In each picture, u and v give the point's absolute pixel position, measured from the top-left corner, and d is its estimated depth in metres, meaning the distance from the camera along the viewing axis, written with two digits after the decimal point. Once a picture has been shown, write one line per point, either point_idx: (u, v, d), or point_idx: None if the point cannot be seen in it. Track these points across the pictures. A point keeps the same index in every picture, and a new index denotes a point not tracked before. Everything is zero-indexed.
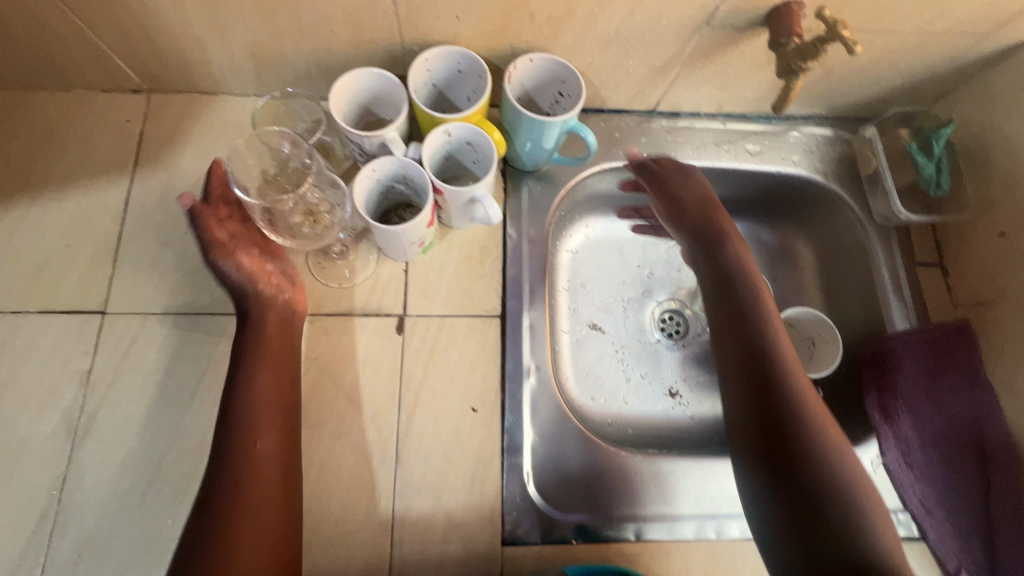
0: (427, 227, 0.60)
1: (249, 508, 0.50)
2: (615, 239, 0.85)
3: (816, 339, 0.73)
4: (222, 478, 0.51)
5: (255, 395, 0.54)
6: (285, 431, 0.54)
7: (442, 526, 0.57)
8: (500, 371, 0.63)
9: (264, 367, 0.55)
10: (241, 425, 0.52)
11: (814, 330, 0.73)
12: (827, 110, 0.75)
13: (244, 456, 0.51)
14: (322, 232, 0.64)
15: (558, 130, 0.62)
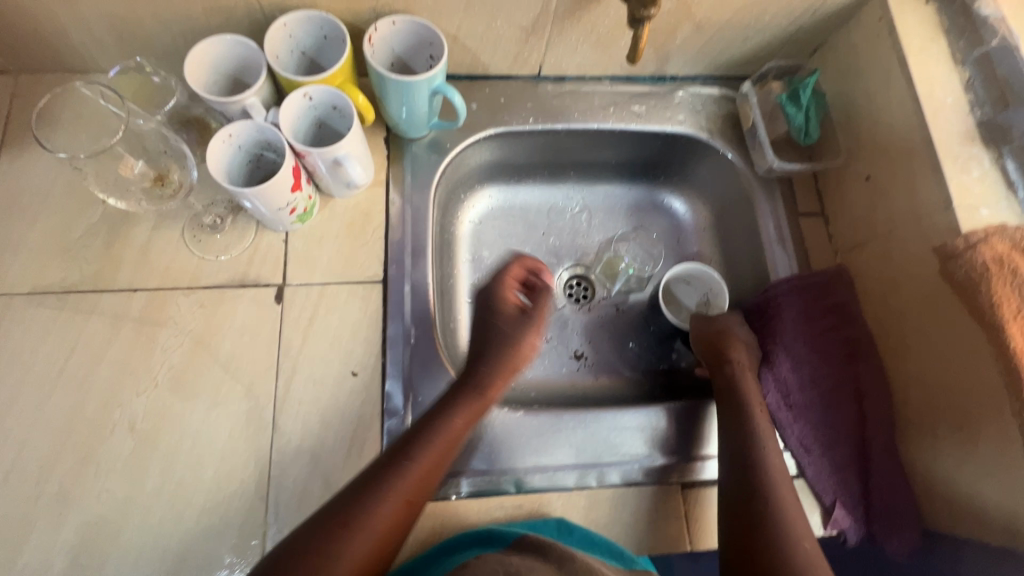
0: (294, 192, 0.59)
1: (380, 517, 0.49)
2: (518, 207, 0.84)
3: (708, 296, 0.78)
4: (386, 477, 0.51)
5: (434, 452, 0.54)
6: (429, 465, 0.54)
7: (320, 490, 0.57)
8: (381, 335, 0.63)
9: (465, 412, 0.58)
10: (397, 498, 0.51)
11: (709, 288, 0.78)
12: (710, 70, 0.77)
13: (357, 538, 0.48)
14: (167, 194, 0.65)
15: (424, 92, 0.62)
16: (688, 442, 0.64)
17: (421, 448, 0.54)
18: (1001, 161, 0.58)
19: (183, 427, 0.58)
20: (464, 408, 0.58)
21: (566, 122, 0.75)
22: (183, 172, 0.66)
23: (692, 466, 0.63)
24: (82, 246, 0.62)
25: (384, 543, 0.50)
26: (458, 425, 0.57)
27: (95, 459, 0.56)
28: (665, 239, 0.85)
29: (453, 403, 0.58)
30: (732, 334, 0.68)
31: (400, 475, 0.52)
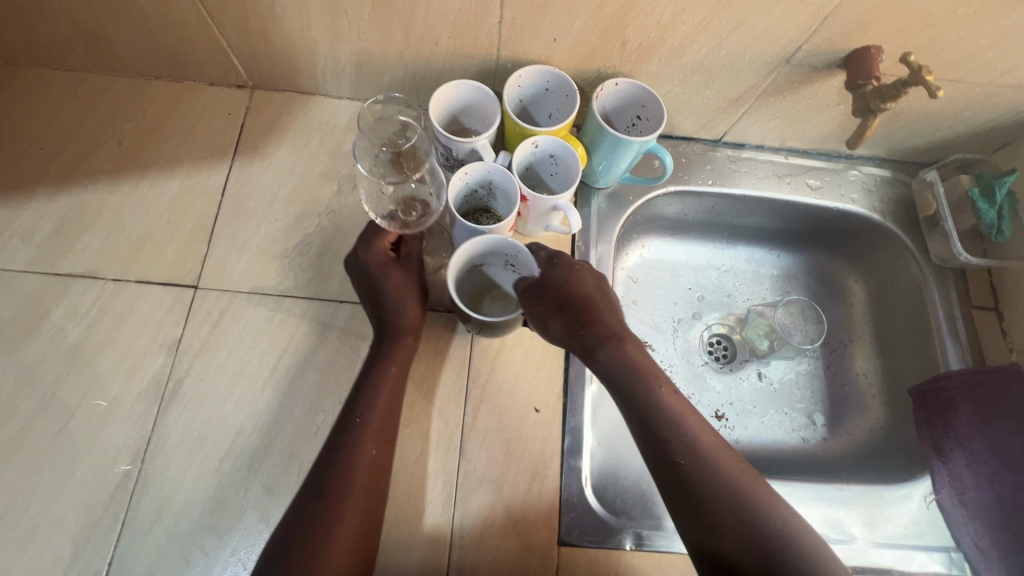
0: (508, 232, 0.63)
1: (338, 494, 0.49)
2: (670, 260, 0.86)
3: (490, 262, 0.61)
4: (342, 452, 0.51)
5: (380, 407, 0.55)
6: (382, 440, 0.53)
7: (501, 521, 0.58)
8: (563, 375, 0.65)
9: (389, 375, 0.57)
10: (369, 447, 0.52)
11: (501, 249, 0.58)
12: (887, 153, 0.79)
13: (352, 480, 0.50)
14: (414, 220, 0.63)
15: (637, 150, 0.65)
16: (854, 521, 0.63)
17: (365, 405, 0.54)
18: None
19: None
20: (393, 359, 0.58)
21: (742, 188, 0.78)
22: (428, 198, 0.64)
23: (861, 550, 0.62)
24: (298, 253, 0.67)
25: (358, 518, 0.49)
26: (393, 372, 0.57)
27: (299, 459, 0.59)
28: (815, 309, 0.84)
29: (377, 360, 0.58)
30: (578, 286, 0.60)
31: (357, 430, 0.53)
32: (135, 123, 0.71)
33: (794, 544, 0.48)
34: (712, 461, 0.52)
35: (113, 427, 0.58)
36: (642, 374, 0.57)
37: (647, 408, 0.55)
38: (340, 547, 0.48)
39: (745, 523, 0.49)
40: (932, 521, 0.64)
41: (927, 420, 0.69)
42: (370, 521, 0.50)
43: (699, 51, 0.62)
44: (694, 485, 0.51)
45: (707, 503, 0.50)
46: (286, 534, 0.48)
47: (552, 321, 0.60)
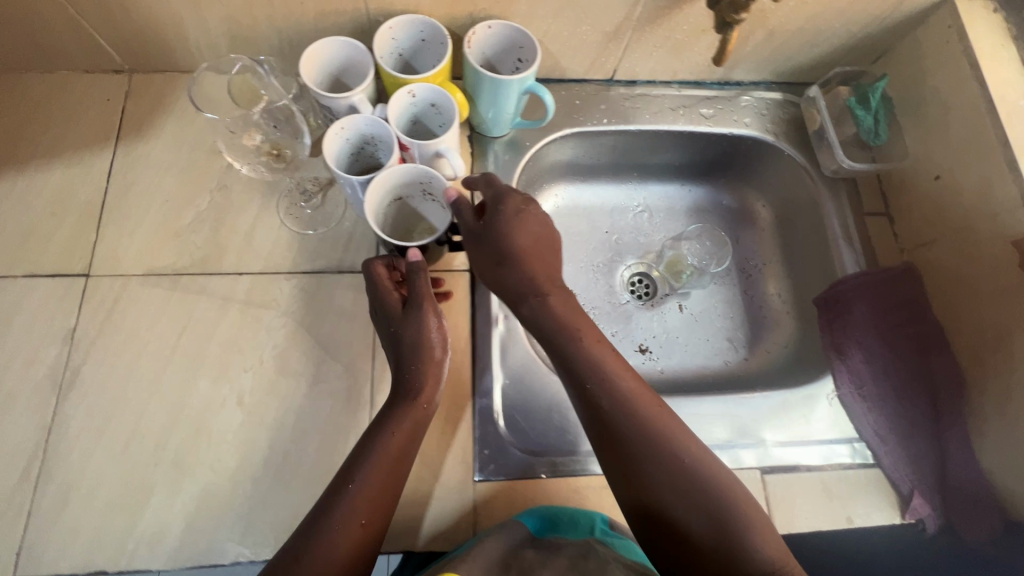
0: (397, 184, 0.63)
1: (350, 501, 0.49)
2: (584, 206, 0.87)
3: (410, 195, 0.63)
4: (363, 458, 0.51)
5: (387, 458, 0.52)
6: (398, 455, 0.52)
7: (417, 465, 0.60)
8: (470, 321, 0.66)
9: (405, 396, 0.55)
10: (368, 496, 0.49)
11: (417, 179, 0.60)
12: (775, 76, 0.80)
13: (363, 485, 0.50)
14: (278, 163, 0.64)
15: (516, 90, 0.66)
16: (762, 425, 0.66)
17: (388, 414, 0.54)
18: None
19: (289, 401, 0.61)
20: (409, 414, 0.54)
21: (638, 124, 0.79)
22: (296, 145, 0.65)
23: (768, 452, 0.64)
24: (192, 231, 0.66)
25: (369, 526, 0.49)
26: (405, 426, 0.53)
27: (208, 430, 0.59)
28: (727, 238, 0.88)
29: (390, 415, 0.54)
30: (507, 242, 0.58)
31: (365, 473, 0.50)
32: (8, 119, 0.69)
33: (707, 485, 0.50)
34: (631, 403, 0.53)
35: (12, 421, 0.58)
36: (572, 325, 0.57)
37: (573, 358, 0.55)
38: (342, 549, 0.47)
39: (662, 465, 0.50)
40: (835, 416, 0.67)
41: (829, 323, 0.72)
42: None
43: None
44: (617, 425, 0.52)
45: (629, 442, 0.52)
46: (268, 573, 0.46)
47: (484, 272, 0.59)
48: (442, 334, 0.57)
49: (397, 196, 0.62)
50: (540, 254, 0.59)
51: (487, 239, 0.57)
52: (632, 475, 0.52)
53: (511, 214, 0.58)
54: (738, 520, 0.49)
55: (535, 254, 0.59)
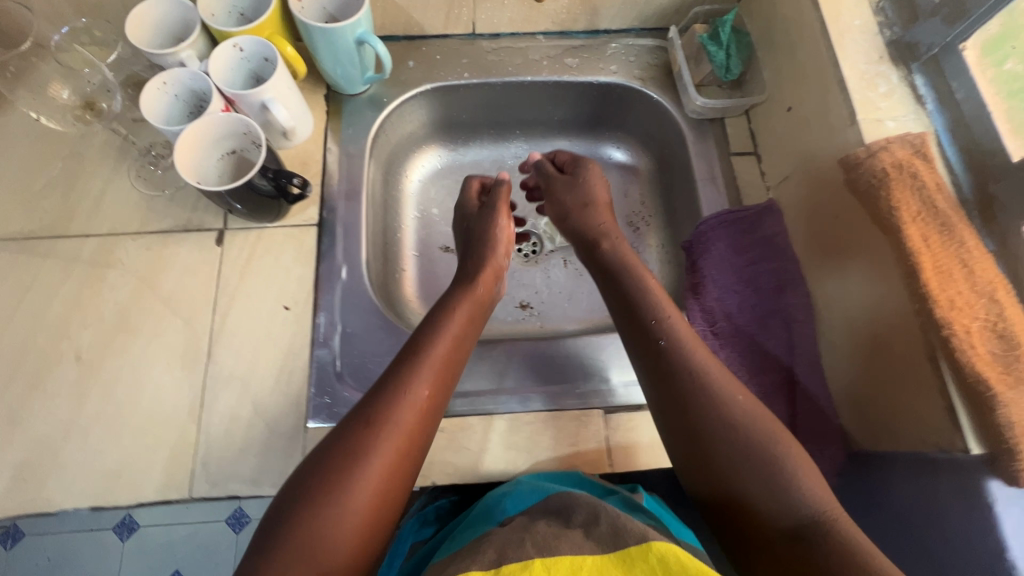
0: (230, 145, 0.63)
1: (388, 434, 0.47)
2: (466, 166, 0.88)
3: (242, 147, 0.63)
4: (399, 394, 0.49)
5: (450, 349, 0.55)
6: (436, 391, 0.52)
7: (249, 413, 0.60)
8: (314, 272, 0.66)
9: (447, 334, 0.56)
10: (423, 389, 0.50)
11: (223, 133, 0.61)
12: (641, 21, 0.79)
13: (399, 420, 0.48)
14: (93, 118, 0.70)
15: (348, 40, 0.64)
16: (608, 365, 0.65)
17: (429, 346, 0.54)
18: (912, 78, 0.58)
19: (126, 355, 0.61)
20: (464, 302, 0.60)
21: (500, 76, 0.78)
22: (110, 100, 0.71)
23: (613, 391, 0.63)
24: (40, 197, 0.67)
25: (394, 469, 0.46)
26: (462, 317, 0.59)
27: (43, 385, 0.60)
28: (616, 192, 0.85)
29: (452, 304, 0.60)
30: (589, 191, 0.72)
31: (403, 410, 0.48)
32: None
33: (755, 427, 0.48)
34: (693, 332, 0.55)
35: None
36: (633, 268, 0.62)
37: (635, 282, 0.60)
38: (364, 491, 0.44)
39: (706, 405, 0.50)
40: None
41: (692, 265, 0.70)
42: (404, 467, 0.47)
43: None
44: (669, 348, 0.53)
45: (687, 363, 0.52)
46: (315, 458, 0.46)
47: (571, 213, 0.71)
48: (505, 232, 0.71)
49: (229, 150, 0.62)
50: (598, 214, 0.70)
51: (579, 181, 0.72)
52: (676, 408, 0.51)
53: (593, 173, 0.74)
54: (784, 468, 0.46)
55: (598, 212, 0.70)
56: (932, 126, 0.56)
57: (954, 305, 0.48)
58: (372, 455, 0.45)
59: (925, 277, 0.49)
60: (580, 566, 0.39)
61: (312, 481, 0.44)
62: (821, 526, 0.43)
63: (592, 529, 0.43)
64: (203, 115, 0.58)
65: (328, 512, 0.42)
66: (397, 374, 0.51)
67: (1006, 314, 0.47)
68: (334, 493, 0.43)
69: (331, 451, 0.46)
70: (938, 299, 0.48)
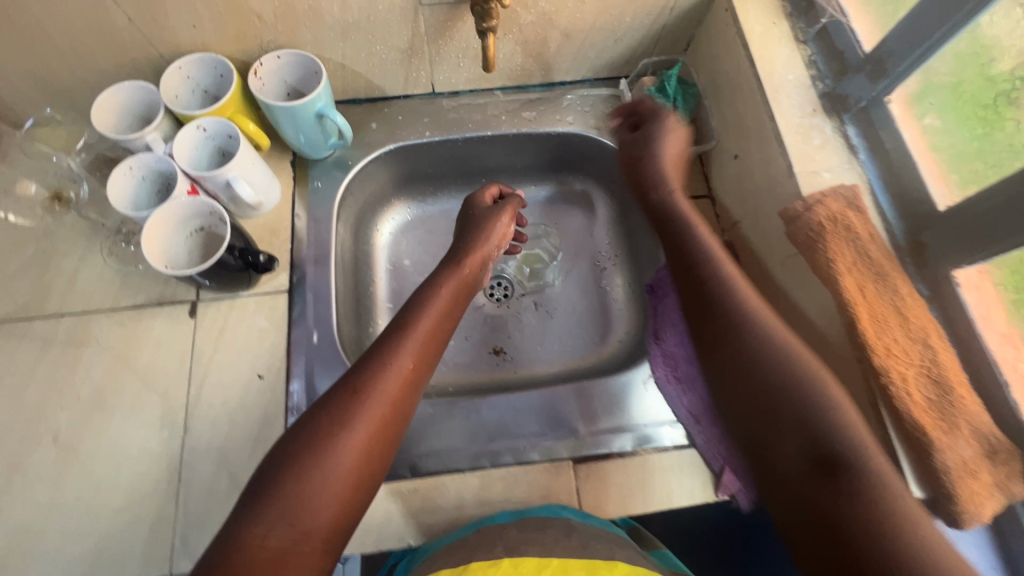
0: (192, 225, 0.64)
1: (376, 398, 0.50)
2: (435, 216, 0.90)
3: (210, 223, 0.65)
4: (383, 366, 0.52)
5: (432, 324, 0.58)
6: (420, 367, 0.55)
7: (226, 484, 0.61)
8: (286, 339, 0.68)
9: (432, 311, 0.60)
10: (406, 362, 0.53)
11: (187, 214, 0.63)
12: (594, 73, 0.83)
13: (383, 387, 0.51)
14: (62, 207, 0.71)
15: (309, 114, 0.67)
16: (577, 416, 0.66)
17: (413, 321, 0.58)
18: (844, 128, 0.62)
19: (103, 434, 0.63)
20: (446, 284, 0.63)
21: (460, 133, 0.81)
22: (78, 187, 0.72)
23: (582, 442, 0.65)
24: (10, 280, 0.68)
25: (375, 434, 0.49)
26: (445, 297, 0.62)
27: (22, 469, 0.61)
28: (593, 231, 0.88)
29: (437, 283, 0.63)
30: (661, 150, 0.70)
31: (386, 380, 0.51)
32: None
33: (810, 380, 0.46)
34: (731, 269, 0.57)
35: None
36: (684, 218, 0.64)
37: (690, 226, 0.63)
38: (345, 452, 0.46)
39: (764, 356, 0.48)
40: (650, 400, 0.68)
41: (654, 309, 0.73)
42: (386, 432, 0.50)
43: (334, 10, 0.65)
44: (705, 282, 0.56)
45: (726, 300, 0.53)
46: (303, 422, 0.48)
47: (627, 170, 0.72)
48: (504, 229, 0.73)
49: (198, 228, 0.65)
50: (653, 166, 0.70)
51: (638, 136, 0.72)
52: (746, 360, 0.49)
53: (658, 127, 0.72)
54: (815, 400, 0.45)
55: (654, 166, 0.69)
56: (865, 176, 0.60)
57: (890, 352, 0.50)
58: (355, 420, 0.48)
59: (862, 327, 0.51)
60: (546, 564, 0.47)
61: (298, 442, 0.46)
62: (850, 467, 0.41)
63: (563, 540, 0.51)
64: (169, 200, 0.61)
65: (314, 468, 0.45)
66: (384, 345, 0.55)
67: (939, 357, 0.50)
68: (317, 449, 0.46)
69: (317, 416, 0.48)
70: (875, 346, 0.51)
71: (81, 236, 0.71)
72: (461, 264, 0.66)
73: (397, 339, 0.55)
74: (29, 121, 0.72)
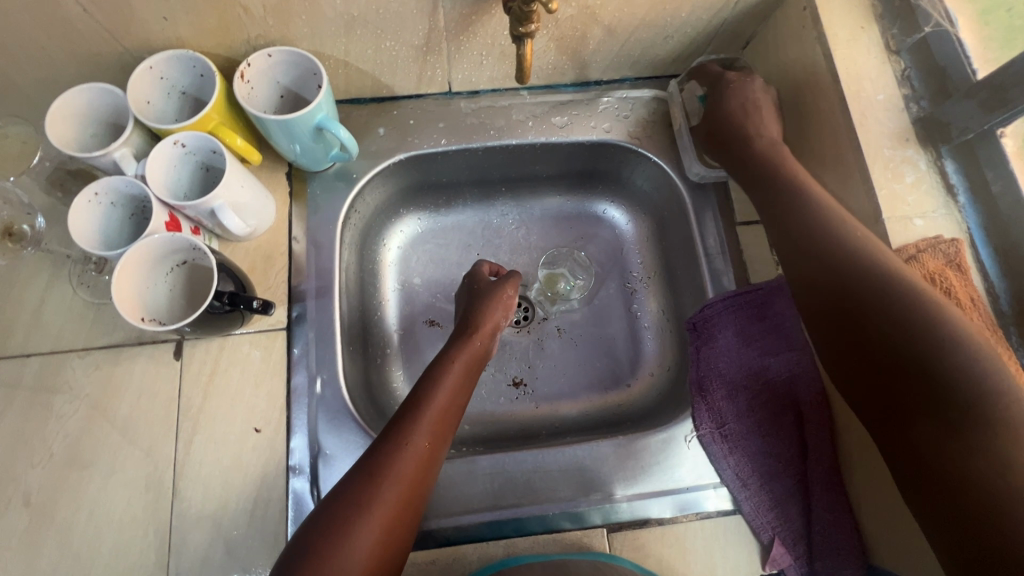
0: (170, 260, 0.55)
1: (392, 482, 0.47)
2: (450, 229, 0.80)
3: (193, 257, 0.56)
4: (397, 448, 0.49)
5: (449, 402, 0.54)
6: (436, 445, 0.51)
7: (222, 555, 0.55)
8: (286, 387, 0.60)
9: (448, 377, 0.55)
10: (422, 442, 0.50)
11: (162, 250, 0.53)
12: (636, 72, 0.72)
13: (399, 466, 0.48)
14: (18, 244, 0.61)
15: (307, 126, 0.57)
16: (613, 476, 0.60)
17: (426, 395, 0.53)
18: (940, 163, 0.53)
19: (82, 495, 0.56)
20: (461, 355, 0.58)
21: (481, 140, 0.71)
22: (31, 220, 0.62)
23: (616, 506, 0.59)
24: None
25: (393, 520, 0.47)
26: (460, 369, 0.57)
27: None
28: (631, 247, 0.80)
29: (449, 354, 0.58)
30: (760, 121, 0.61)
31: (403, 458, 0.48)
32: None
33: (942, 331, 0.43)
34: (842, 222, 0.51)
35: None
36: (784, 171, 0.57)
37: (791, 180, 0.56)
38: (364, 542, 0.45)
39: (887, 299, 0.46)
40: (692, 458, 0.61)
41: (696, 351, 0.64)
42: (400, 530, 0.47)
43: (336, 3, 0.53)
44: (813, 246, 0.51)
45: (844, 259, 0.49)
46: (318, 514, 0.46)
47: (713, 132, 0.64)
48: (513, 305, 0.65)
49: (179, 262, 0.55)
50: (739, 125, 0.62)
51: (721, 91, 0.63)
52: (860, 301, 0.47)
53: (738, 88, 0.62)
54: (964, 357, 0.42)
55: (743, 124, 0.61)
56: (962, 224, 0.51)
57: None
58: (372, 509, 0.46)
59: None
60: None
61: (312, 540, 0.44)
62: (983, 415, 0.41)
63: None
64: (142, 237, 0.51)
65: (332, 564, 0.43)
66: (398, 420, 0.51)
67: None
68: (334, 545, 0.44)
69: (333, 505, 0.46)
70: None
71: (47, 263, 0.62)
72: (472, 333, 0.61)
73: (411, 416, 0.51)
74: None
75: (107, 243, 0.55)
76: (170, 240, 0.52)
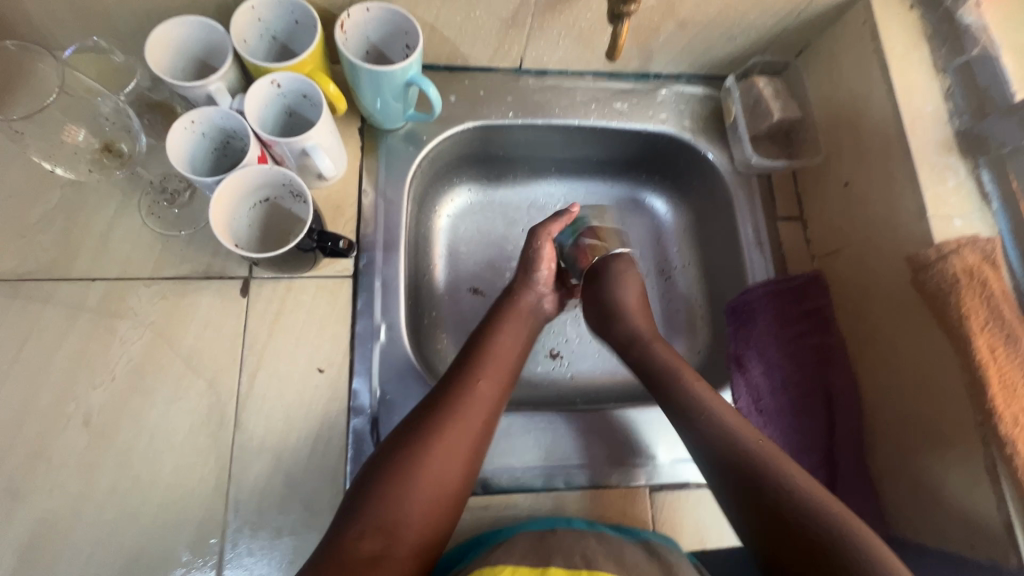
0: (255, 196, 0.57)
1: (453, 419, 0.53)
2: (497, 203, 0.83)
3: (278, 196, 0.58)
4: (453, 393, 0.56)
5: (494, 363, 0.60)
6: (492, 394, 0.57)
7: (281, 488, 0.56)
8: (350, 332, 0.62)
9: (499, 335, 0.63)
10: (480, 389, 0.56)
11: (252, 185, 0.55)
12: (694, 69, 0.77)
13: (458, 405, 0.54)
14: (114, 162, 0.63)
15: (398, 81, 0.60)
16: (655, 441, 0.63)
17: (481, 351, 0.61)
18: (977, 172, 0.58)
19: (142, 422, 0.56)
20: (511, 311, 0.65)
21: (546, 116, 0.74)
22: (131, 140, 0.64)
23: (659, 469, 0.62)
24: (38, 233, 0.59)
25: (459, 448, 0.52)
26: (510, 326, 0.64)
27: (48, 454, 0.54)
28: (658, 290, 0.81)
29: (502, 311, 0.65)
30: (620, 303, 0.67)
31: (465, 402, 0.55)
32: None
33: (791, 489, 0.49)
34: (693, 387, 0.58)
35: None
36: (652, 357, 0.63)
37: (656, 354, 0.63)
38: (428, 465, 0.50)
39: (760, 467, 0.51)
40: None
41: (734, 332, 0.69)
42: (459, 467, 0.52)
43: None
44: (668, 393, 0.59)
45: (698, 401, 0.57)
46: (386, 452, 0.52)
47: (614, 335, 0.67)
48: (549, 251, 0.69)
49: (262, 199, 0.57)
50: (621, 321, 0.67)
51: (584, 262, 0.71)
52: (704, 445, 0.55)
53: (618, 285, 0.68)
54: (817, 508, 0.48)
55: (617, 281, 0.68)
56: (994, 228, 0.57)
57: (1018, 423, 0.48)
58: (435, 439, 0.52)
59: (991, 394, 0.49)
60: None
61: (374, 482, 0.49)
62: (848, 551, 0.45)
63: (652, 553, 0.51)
64: (238, 168, 0.53)
65: (395, 501, 0.48)
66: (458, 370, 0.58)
67: None
68: (404, 468, 0.50)
69: (400, 437, 0.52)
70: (1002, 415, 0.49)
71: (122, 191, 0.62)
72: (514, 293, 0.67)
73: (465, 369, 0.58)
74: (71, 48, 0.62)
75: (196, 163, 0.57)
76: (264, 176, 0.54)
